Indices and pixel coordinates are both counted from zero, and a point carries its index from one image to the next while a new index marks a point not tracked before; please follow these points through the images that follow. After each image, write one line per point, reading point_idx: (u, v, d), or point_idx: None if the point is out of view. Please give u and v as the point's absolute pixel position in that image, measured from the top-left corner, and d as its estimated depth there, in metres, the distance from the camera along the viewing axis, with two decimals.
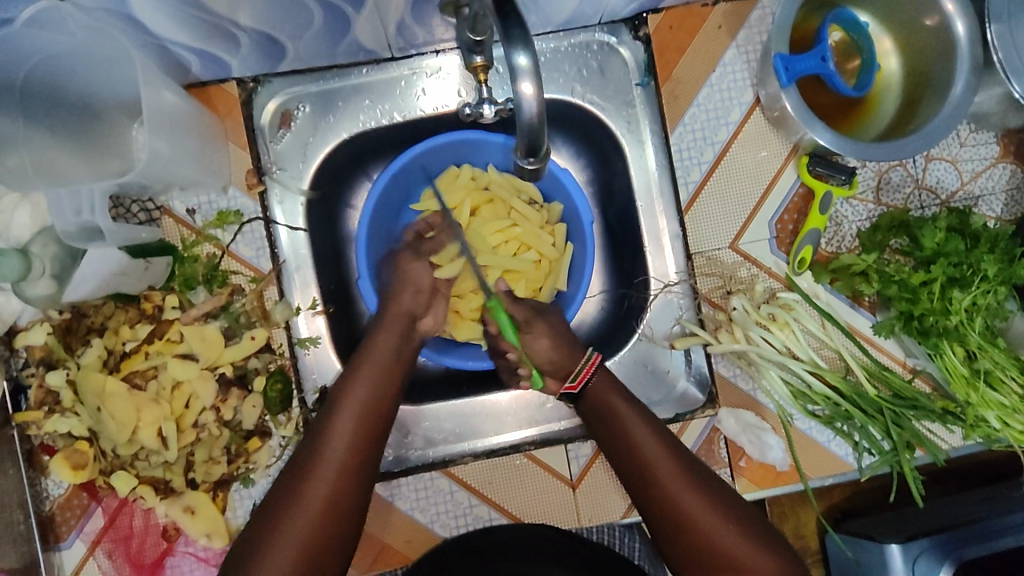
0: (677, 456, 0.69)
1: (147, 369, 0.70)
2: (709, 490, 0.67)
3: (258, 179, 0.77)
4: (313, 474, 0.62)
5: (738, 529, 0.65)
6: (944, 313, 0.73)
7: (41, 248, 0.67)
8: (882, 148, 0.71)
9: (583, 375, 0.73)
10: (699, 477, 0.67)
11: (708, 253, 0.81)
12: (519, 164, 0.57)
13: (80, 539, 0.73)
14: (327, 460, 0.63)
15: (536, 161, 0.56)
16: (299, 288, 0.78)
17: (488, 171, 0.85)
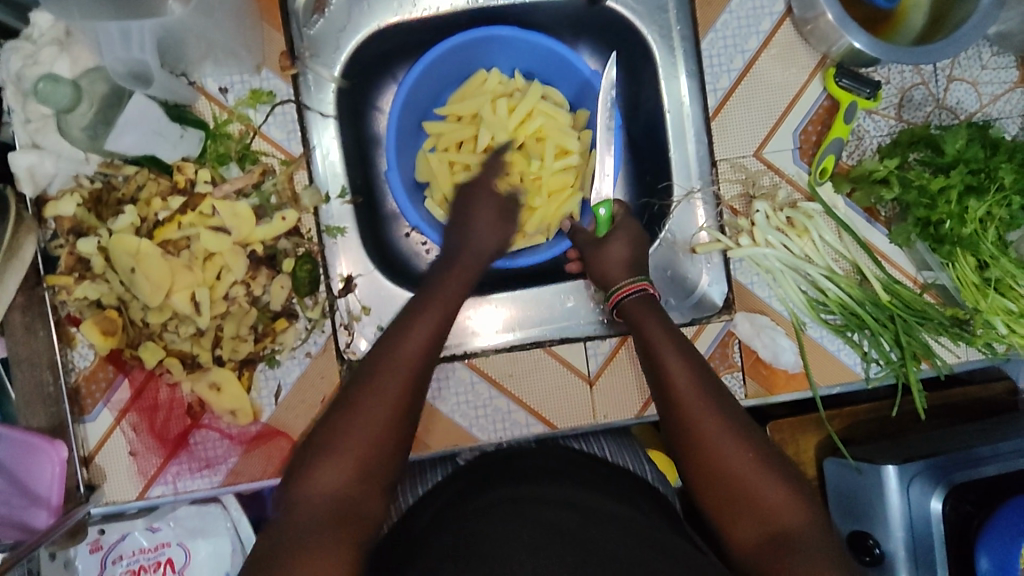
0: (695, 375, 0.68)
1: (180, 240, 0.70)
2: (719, 408, 0.66)
3: (291, 62, 0.76)
4: (385, 390, 0.57)
5: (745, 447, 0.63)
6: (960, 220, 0.75)
7: (89, 84, 0.66)
8: (910, 52, 0.72)
9: (620, 291, 0.74)
10: (709, 391, 0.67)
11: (732, 159, 0.82)
12: None
13: (106, 410, 0.74)
14: (400, 382, 0.57)
15: None
16: (329, 176, 0.78)
17: (516, 76, 0.86)
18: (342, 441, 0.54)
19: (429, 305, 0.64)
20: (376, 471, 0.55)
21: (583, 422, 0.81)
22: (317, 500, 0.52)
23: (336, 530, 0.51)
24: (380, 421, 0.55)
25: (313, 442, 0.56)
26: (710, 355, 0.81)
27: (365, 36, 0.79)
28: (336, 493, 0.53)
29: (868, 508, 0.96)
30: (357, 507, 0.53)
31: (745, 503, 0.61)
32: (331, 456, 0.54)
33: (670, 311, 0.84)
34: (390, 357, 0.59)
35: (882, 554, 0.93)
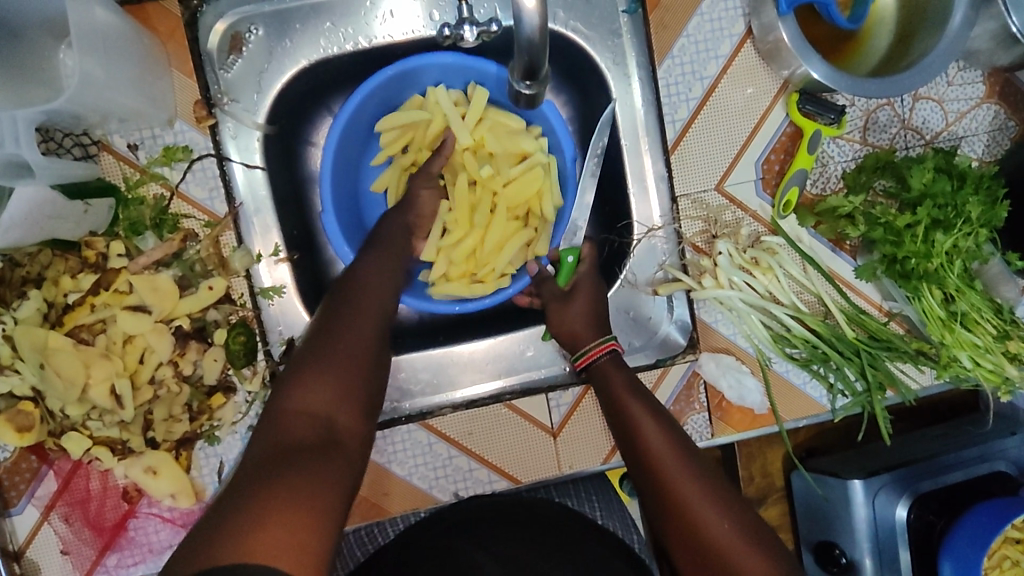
0: (665, 429, 0.66)
1: (95, 323, 0.64)
2: (692, 465, 0.63)
3: (208, 111, 0.69)
4: (360, 323, 0.60)
5: (723, 511, 0.61)
6: (926, 256, 0.72)
7: None
8: (877, 84, 0.68)
9: (592, 352, 0.71)
10: (683, 450, 0.64)
11: (694, 195, 0.79)
12: (516, 88, 0.60)
13: (32, 504, 0.68)
14: (371, 315, 0.61)
15: (532, 85, 0.59)
16: (259, 233, 0.71)
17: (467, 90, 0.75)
18: (321, 367, 0.56)
19: (381, 252, 0.67)
20: (356, 398, 0.57)
21: (547, 474, 0.79)
22: (301, 421, 0.53)
23: (322, 447, 0.52)
24: (355, 353, 0.58)
25: (288, 373, 0.57)
26: (676, 398, 0.79)
27: (290, 75, 0.71)
28: (317, 411, 0.54)
29: (836, 520, 0.95)
30: (338, 427, 0.55)
31: (726, 570, 0.58)
32: (313, 376, 0.55)
33: (634, 353, 0.80)
34: (355, 290, 0.62)
35: (849, 564, 0.93)
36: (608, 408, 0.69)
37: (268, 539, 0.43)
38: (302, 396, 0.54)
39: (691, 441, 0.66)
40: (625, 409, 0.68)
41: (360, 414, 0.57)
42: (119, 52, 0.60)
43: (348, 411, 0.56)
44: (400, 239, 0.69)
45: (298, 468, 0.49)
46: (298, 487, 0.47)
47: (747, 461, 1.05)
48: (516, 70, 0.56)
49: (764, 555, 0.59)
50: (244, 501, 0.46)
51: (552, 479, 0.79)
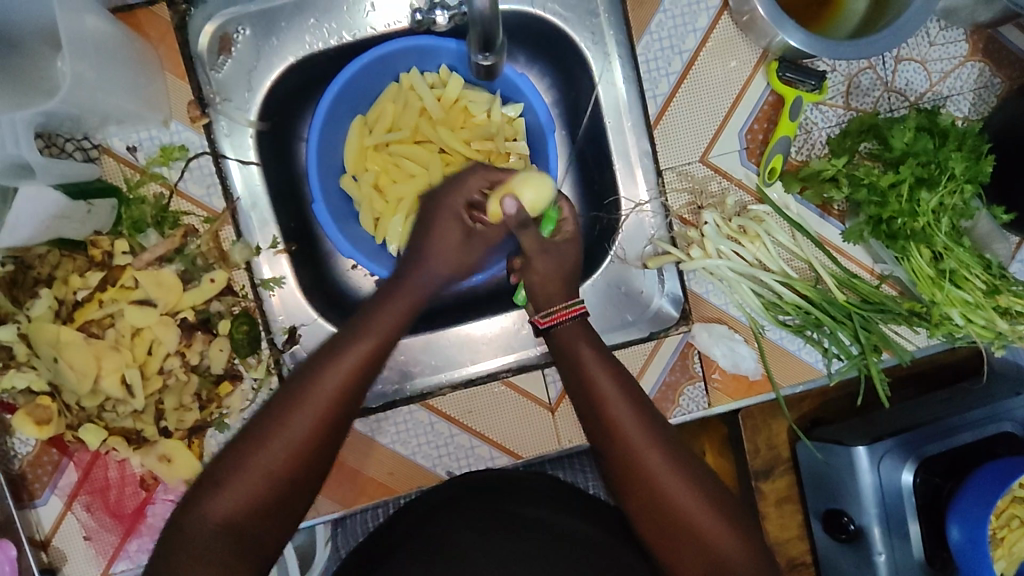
0: (627, 396, 0.66)
1: (103, 318, 0.67)
2: (655, 433, 0.65)
3: (201, 111, 0.72)
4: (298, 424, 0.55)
5: (684, 478, 0.63)
6: (911, 215, 0.73)
7: None
8: (853, 46, 0.69)
9: (558, 316, 0.70)
10: (645, 417, 0.66)
11: (679, 168, 0.80)
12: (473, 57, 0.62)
13: (55, 495, 0.72)
14: (306, 427, 0.55)
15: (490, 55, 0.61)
16: (257, 227, 0.74)
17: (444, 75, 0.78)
18: (243, 473, 0.54)
19: (357, 338, 0.60)
20: (278, 505, 0.55)
21: (548, 448, 0.81)
22: (211, 528, 0.52)
23: (225, 572, 0.52)
24: (275, 468, 0.54)
25: (224, 460, 0.56)
26: (671, 368, 0.80)
27: (278, 71, 0.74)
28: (232, 516, 0.53)
29: (841, 487, 0.95)
30: (249, 534, 0.54)
31: (685, 532, 0.62)
32: (236, 479, 0.53)
33: (629, 327, 0.82)
34: (306, 400, 0.56)
35: (857, 531, 0.93)
36: (569, 373, 0.69)
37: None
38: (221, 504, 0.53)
39: (653, 406, 0.67)
40: (589, 373, 0.67)
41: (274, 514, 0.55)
42: (111, 59, 0.63)
43: (265, 525, 0.54)
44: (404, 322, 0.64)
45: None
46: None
47: (752, 434, 1.04)
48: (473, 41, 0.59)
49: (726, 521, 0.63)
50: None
51: (553, 454, 0.81)
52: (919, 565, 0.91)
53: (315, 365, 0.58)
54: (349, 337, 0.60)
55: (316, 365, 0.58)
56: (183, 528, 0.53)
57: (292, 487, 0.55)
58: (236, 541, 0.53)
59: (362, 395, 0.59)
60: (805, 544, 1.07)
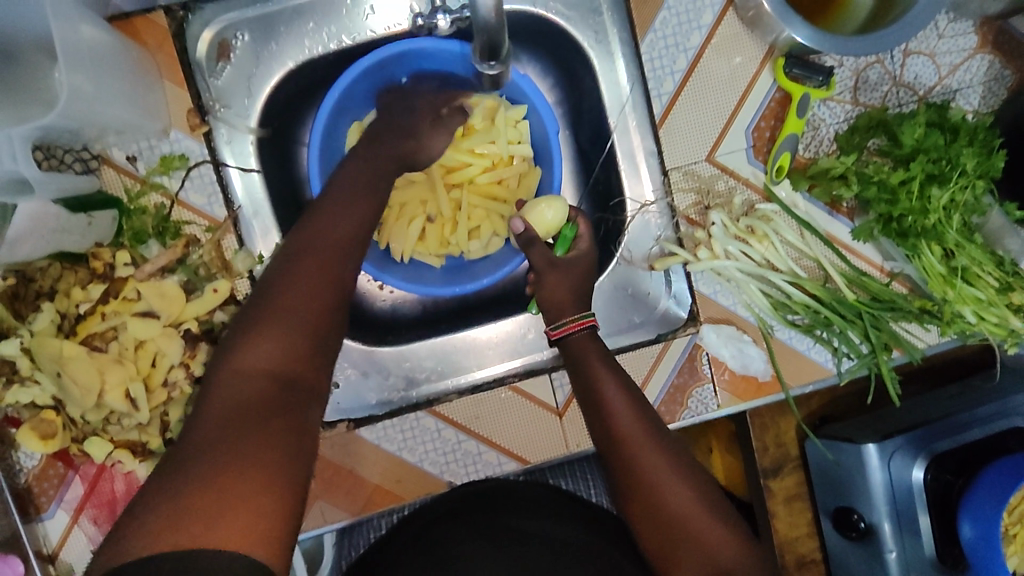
0: (633, 406, 0.67)
1: (106, 331, 0.66)
2: (658, 437, 0.65)
3: (200, 119, 0.71)
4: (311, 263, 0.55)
5: (685, 482, 0.63)
6: (922, 212, 0.71)
7: None
8: (860, 42, 0.68)
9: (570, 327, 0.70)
10: (648, 422, 0.66)
11: (685, 167, 0.79)
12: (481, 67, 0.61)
13: (62, 508, 0.71)
14: (329, 288, 0.54)
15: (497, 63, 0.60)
16: (259, 236, 0.73)
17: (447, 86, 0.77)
18: (270, 322, 0.51)
19: (360, 193, 0.61)
20: (315, 349, 0.52)
21: (555, 453, 0.80)
22: (246, 382, 0.49)
23: (286, 409, 0.48)
24: (305, 323, 0.52)
25: (237, 331, 0.52)
26: (679, 371, 0.79)
27: (278, 77, 0.73)
28: (270, 370, 0.50)
29: (850, 485, 0.95)
30: (297, 382, 0.51)
31: (688, 544, 0.61)
32: (264, 333, 0.51)
33: (636, 329, 0.81)
34: (319, 239, 0.57)
35: (868, 528, 0.92)
36: (577, 380, 0.70)
37: (229, 516, 0.41)
38: (251, 365, 0.49)
39: (661, 421, 0.67)
40: (596, 378, 0.68)
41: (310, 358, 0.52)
42: (108, 67, 0.62)
43: (308, 365, 0.52)
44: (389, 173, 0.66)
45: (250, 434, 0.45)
46: (249, 466, 0.44)
47: (760, 432, 1.03)
48: (478, 51, 0.57)
49: (726, 525, 0.63)
50: (190, 483, 0.42)
51: (561, 458, 0.81)
52: (931, 562, 0.90)
53: (316, 213, 0.59)
54: (352, 188, 0.61)
55: (312, 212, 0.59)
56: (215, 403, 0.48)
57: (322, 341, 0.53)
58: (278, 388, 0.49)
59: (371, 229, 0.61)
60: (814, 542, 1.06)
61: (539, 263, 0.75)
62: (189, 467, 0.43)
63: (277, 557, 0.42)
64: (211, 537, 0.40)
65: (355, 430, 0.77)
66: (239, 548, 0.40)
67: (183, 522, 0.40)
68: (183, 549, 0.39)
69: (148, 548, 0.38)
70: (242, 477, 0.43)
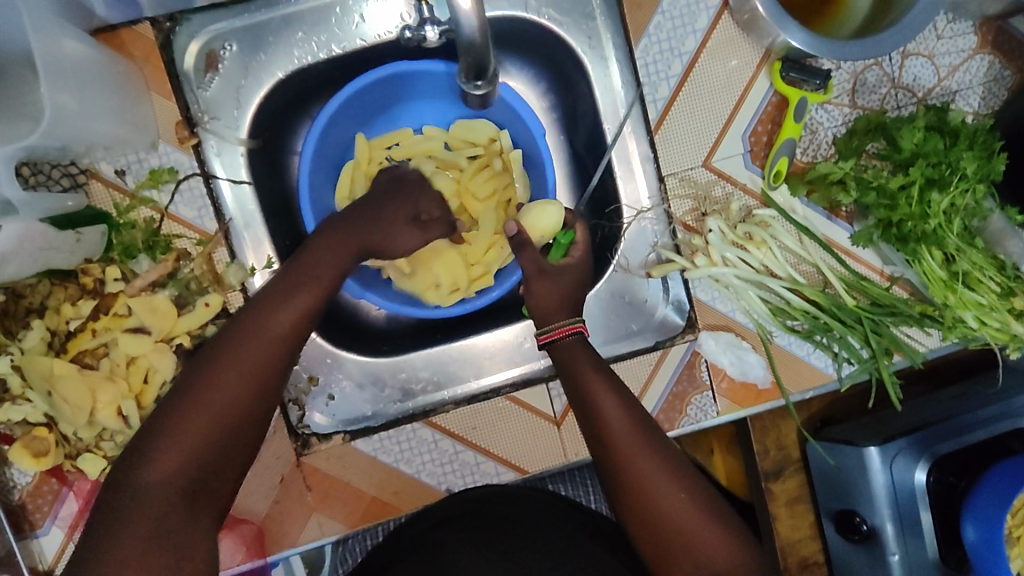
0: (624, 409, 0.66)
1: (97, 348, 0.66)
2: (651, 441, 0.65)
3: (190, 132, 0.70)
4: (240, 359, 0.53)
5: (678, 485, 0.63)
6: (922, 217, 0.70)
7: None
8: (857, 46, 0.67)
9: (557, 333, 0.70)
10: (641, 426, 0.65)
11: (681, 173, 0.78)
12: (468, 89, 0.60)
13: (56, 525, 0.71)
14: (250, 387, 0.53)
15: (484, 84, 0.59)
16: (251, 248, 0.72)
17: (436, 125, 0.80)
18: (184, 422, 0.51)
19: (308, 280, 0.58)
20: (229, 457, 0.53)
21: (554, 462, 0.79)
22: (152, 486, 0.49)
23: (182, 523, 0.50)
24: (220, 422, 0.52)
25: (156, 415, 0.52)
26: (678, 378, 0.78)
27: (267, 87, 0.72)
28: (174, 474, 0.50)
29: (852, 487, 0.94)
30: (204, 493, 0.52)
31: (681, 544, 0.62)
32: (176, 434, 0.51)
33: (634, 337, 0.80)
34: (256, 339, 0.54)
35: (870, 532, 0.92)
36: (568, 385, 0.69)
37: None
38: (158, 466, 0.50)
39: (653, 422, 0.67)
40: (587, 384, 0.67)
41: (219, 462, 0.52)
42: (93, 82, 0.61)
43: (214, 476, 0.52)
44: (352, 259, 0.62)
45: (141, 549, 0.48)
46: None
47: (761, 435, 1.02)
48: (464, 71, 0.57)
49: (720, 524, 0.63)
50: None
51: (559, 467, 0.80)
52: (934, 565, 0.90)
53: (262, 301, 0.57)
54: (300, 268, 0.59)
55: (257, 303, 0.56)
56: (123, 507, 0.49)
57: (237, 441, 0.53)
58: (183, 496, 0.50)
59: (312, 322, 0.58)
60: (816, 544, 1.05)
61: (529, 269, 0.73)
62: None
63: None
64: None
65: (350, 442, 0.76)
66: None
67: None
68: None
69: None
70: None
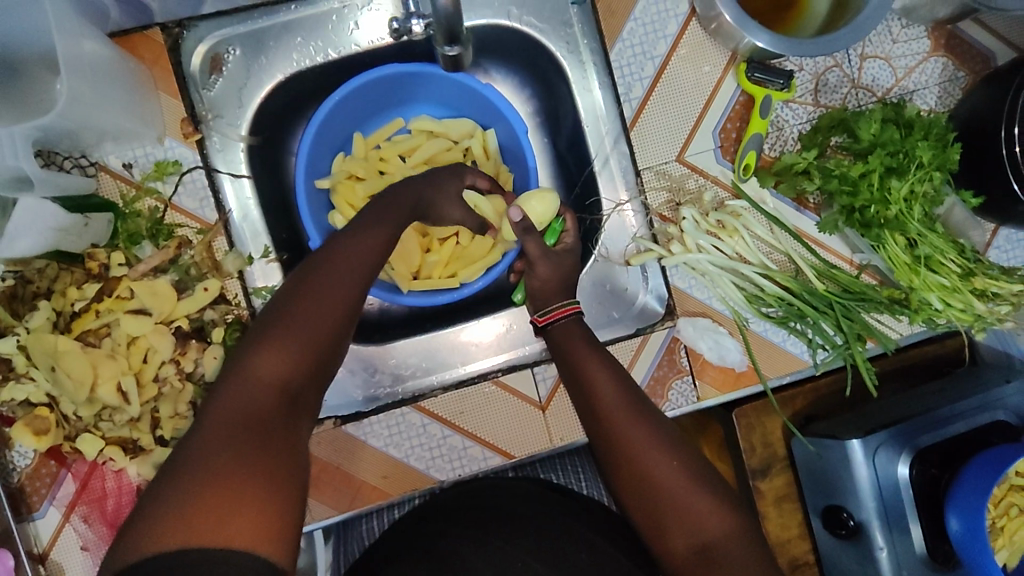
0: (618, 382, 0.70)
1: (100, 328, 0.69)
2: (644, 414, 0.68)
3: (194, 128, 0.75)
4: (336, 279, 0.59)
5: (670, 455, 0.66)
6: (884, 203, 0.74)
7: None
8: (815, 44, 0.72)
9: (555, 313, 0.74)
10: (635, 401, 0.69)
11: (656, 168, 0.83)
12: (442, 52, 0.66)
13: (53, 507, 0.72)
14: (340, 305, 0.59)
15: (456, 47, 0.65)
16: (250, 238, 0.76)
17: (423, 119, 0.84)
18: (282, 333, 0.55)
19: (382, 215, 0.65)
20: (319, 368, 0.57)
21: (540, 446, 0.81)
22: (253, 391, 0.53)
23: (278, 428, 0.52)
24: (313, 335, 0.57)
25: (248, 339, 0.57)
26: (659, 364, 0.81)
27: (267, 89, 0.77)
28: (276, 378, 0.54)
29: (837, 480, 0.94)
30: (296, 400, 0.55)
31: (675, 517, 0.63)
32: (276, 345, 0.55)
33: (615, 324, 0.84)
34: (335, 256, 0.61)
35: (857, 527, 0.92)
36: (565, 365, 0.73)
37: (233, 521, 0.45)
38: (260, 371, 0.54)
39: (647, 398, 0.70)
40: (582, 363, 0.71)
41: (311, 369, 0.56)
42: (108, 80, 0.66)
43: (306, 386, 0.56)
44: (407, 199, 0.69)
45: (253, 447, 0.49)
46: (239, 479, 0.48)
47: (747, 432, 1.03)
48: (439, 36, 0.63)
49: (715, 495, 0.65)
50: (197, 483, 0.46)
51: (546, 452, 0.82)
52: (922, 560, 0.90)
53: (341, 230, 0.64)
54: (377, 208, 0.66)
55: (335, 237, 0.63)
56: (221, 405, 0.52)
57: (325, 356, 0.57)
58: (282, 401, 0.54)
59: (384, 255, 0.64)
60: (806, 543, 1.06)
61: (533, 252, 0.77)
62: (191, 469, 0.47)
63: (284, 553, 0.47)
64: (230, 537, 0.44)
65: (341, 426, 0.78)
66: (253, 549, 0.45)
67: (200, 518, 0.44)
68: (202, 550, 0.43)
69: (172, 542, 0.43)
70: (245, 494, 0.47)
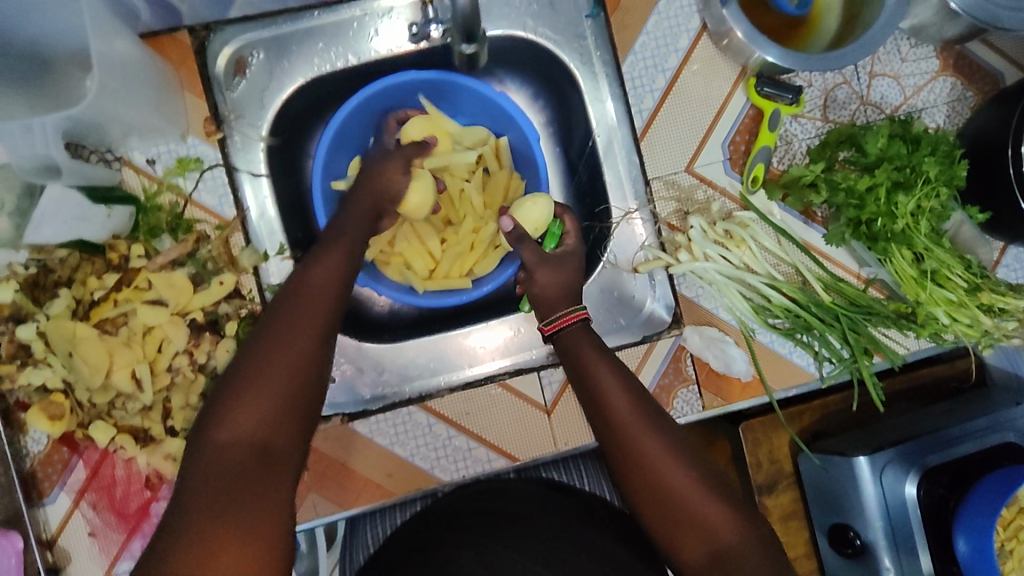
0: (630, 392, 0.69)
1: (117, 317, 0.71)
2: (657, 423, 0.68)
3: (216, 127, 0.77)
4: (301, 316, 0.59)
5: (684, 463, 0.65)
6: (890, 217, 0.75)
7: None
8: (823, 59, 0.73)
9: (563, 319, 0.74)
10: (647, 411, 0.68)
11: (665, 177, 0.84)
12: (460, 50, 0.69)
13: (64, 493, 0.73)
14: (306, 344, 0.57)
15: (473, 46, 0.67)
16: (266, 236, 0.78)
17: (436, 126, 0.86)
18: (250, 384, 0.55)
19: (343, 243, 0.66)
20: (296, 411, 0.55)
21: (544, 450, 0.82)
22: (224, 450, 0.52)
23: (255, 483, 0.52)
24: (280, 379, 0.55)
25: (218, 393, 0.56)
26: (664, 372, 0.82)
27: (289, 91, 0.79)
28: (247, 432, 0.53)
29: (843, 497, 0.92)
30: (272, 448, 0.54)
31: (692, 525, 0.63)
32: (244, 397, 0.54)
33: (621, 331, 0.85)
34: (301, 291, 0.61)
35: (864, 546, 0.91)
36: (576, 374, 0.72)
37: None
38: (229, 428, 0.53)
39: (658, 405, 0.70)
40: (592, 372, 0.71)
41: (284, 413, 0.55)
42: (138, 78, 0.69)
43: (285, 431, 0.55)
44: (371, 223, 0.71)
45: (228, 508, 0.50)
46: (229, 545, 0.49)
47: (754, 447, 1.01)
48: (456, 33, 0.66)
49: (731, 501, 0.65)
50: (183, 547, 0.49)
51: (550, 456, 0.83)
52: None
53: (299, 272, 0.63)
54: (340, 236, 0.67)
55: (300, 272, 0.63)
56: (194, 478, 0.52)
57: (300, 398, 0.56)
58: (256, 453, 0.53)
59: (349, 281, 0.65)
60: (812, 563, 1.03)
61: (529, 259, 0.78)
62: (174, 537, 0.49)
63: None
64: None
65: (348, 423, 0.79)
66: None
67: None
68: None
69: None
70: (229, 550, 0.49)
